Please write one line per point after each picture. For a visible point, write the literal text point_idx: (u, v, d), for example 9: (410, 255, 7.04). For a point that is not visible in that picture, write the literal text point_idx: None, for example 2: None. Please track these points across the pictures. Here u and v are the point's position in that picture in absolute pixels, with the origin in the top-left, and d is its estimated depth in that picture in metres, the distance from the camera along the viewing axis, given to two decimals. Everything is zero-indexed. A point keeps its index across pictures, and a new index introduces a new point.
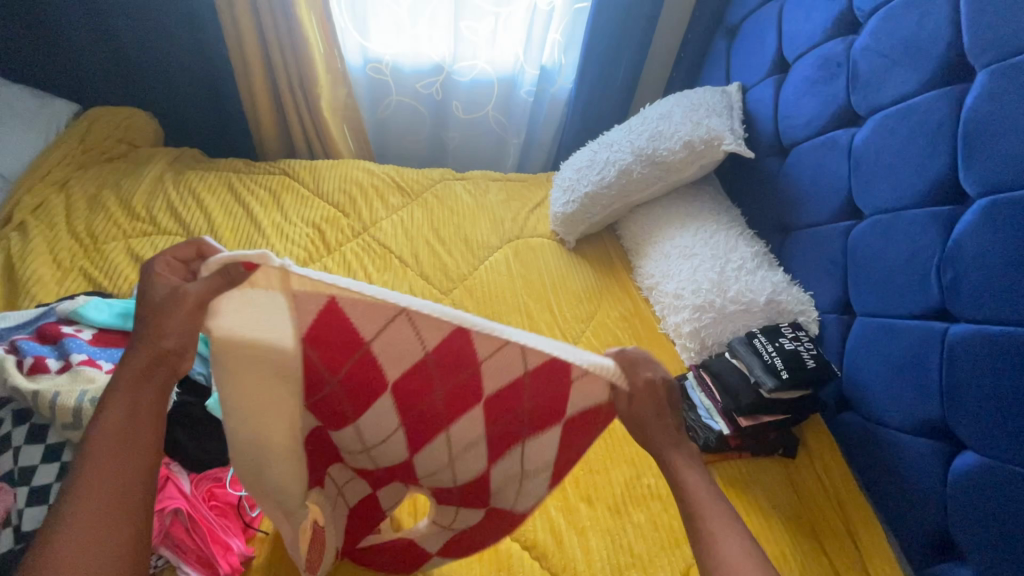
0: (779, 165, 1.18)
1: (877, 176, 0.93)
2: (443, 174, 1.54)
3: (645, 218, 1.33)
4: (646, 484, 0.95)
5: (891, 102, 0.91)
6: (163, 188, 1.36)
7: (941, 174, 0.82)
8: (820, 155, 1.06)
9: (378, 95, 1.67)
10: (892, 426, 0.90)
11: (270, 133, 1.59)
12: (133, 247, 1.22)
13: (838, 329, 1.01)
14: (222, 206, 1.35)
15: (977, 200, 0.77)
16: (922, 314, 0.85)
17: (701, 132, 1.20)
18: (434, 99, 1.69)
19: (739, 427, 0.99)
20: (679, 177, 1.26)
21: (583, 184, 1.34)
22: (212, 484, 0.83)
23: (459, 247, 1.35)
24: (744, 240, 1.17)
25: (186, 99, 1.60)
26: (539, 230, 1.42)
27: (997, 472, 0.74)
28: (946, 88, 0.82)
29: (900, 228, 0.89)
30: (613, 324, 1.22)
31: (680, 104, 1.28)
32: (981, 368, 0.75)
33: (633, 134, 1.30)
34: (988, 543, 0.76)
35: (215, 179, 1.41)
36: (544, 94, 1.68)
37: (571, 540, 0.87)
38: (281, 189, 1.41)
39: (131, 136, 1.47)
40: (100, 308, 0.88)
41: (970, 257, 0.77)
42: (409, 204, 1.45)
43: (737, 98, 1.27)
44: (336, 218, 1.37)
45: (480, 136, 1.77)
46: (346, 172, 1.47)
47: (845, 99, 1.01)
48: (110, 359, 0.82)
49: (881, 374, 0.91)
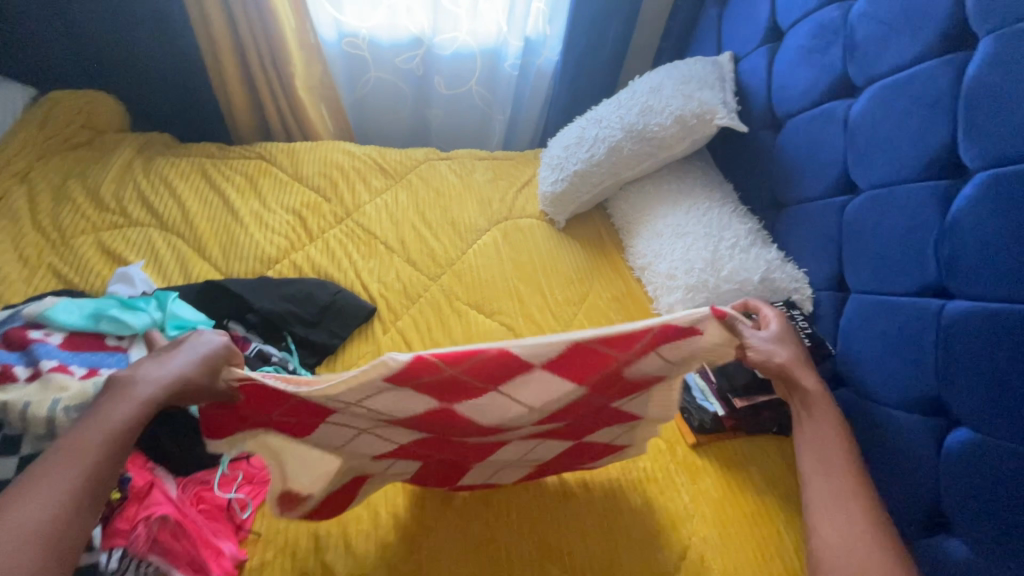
0: (772, 138, 1.15)
1: (873, 149, 0.91)
2: (427, 155, 1.49)
3: (636, 196, 1.31)
4: (642, 468, 0.96)
5: (888, 73, 0.88)
6: (132, 177, 1.30)
7: (940, 148, 0.80)
8: (814, 127, 1.03)
9: (356, 71, 1.60)
10: (887, 403, 0.89)
11: (244, 116, 1.52)
12: (103, 241, 1.17)
13: (832, 305, 1.00)
14: (196, 194, 1.30)
15: (978, 173, 0.75)
16: (917, 291, 0.83)
17: (693, 106, 1.15)
18: (416, 74, 1.63)
19: (734, 408, 0.99)
20: (670, 154, 1.22)
21: (572, 162, 1.30)
22: (200, 487, 0.81)
23: (445, 230, 1.32)
24: (737, 217, 1.15)
25: (153, 83, 1.51)
26: (527, 210, 1.39)
27: (990, 448, 0.74)
28: (947, 56, 0.79)
29: (897, 202, 0.87)
30: (605, 306, 1.22)
31: (670, 76, 1.24)
32: (976, 345, 0.74)
33: (622, 109, 1.26)
34: (982, 520, 0.75)
35: (188, 166, 1.35)
36: (530, 67, 1.61)
37: (569, 523, 0.87)
38: (258, 174, 1.36)
39: (96, 121, 1.40)
40: (70, 309, 0.83)
41: (969, 232, 0.75)
42: (393, 186, 1.40)
43: (729, 69, 1.23)
44: (317, 204, 1.32)
45: (464, 113, 1.71)
46: (326, 155, 1.42)
47: (841, 69, 0.98)
48: (83, 363, 0.78)
49: (876, 354, 0.90)
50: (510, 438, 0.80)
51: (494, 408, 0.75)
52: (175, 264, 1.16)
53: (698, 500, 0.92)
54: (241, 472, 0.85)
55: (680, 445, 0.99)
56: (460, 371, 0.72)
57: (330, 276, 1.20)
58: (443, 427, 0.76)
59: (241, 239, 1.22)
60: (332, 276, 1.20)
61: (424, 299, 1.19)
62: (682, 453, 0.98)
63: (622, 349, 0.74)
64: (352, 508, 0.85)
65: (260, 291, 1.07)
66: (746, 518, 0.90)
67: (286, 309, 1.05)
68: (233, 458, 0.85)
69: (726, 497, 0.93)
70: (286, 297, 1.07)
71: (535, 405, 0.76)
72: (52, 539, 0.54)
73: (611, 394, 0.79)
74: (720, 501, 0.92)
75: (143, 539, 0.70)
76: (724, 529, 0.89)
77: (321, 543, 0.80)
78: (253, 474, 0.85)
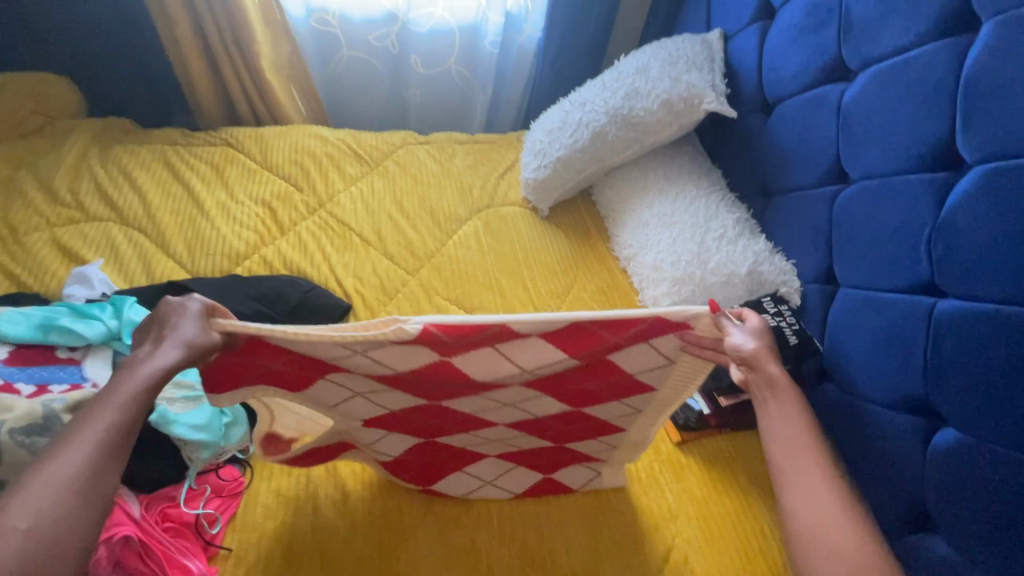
0: (762, 123, 1.10)
1: (867, 138, 0.86)
2: (404, 139, 1.42)
3: (621, 183, 1.26)
4: (627, 467, 0.94)
5: (885, 56, 0.83)
6: (89, 167, 1.22)
7: (936, 139, 0.76)
8: (807, 112, 0.99)
9: (327, 49, 1.51)
10: (875, 401, 0.87)
11: (209, 99, 1.43)
12: (59, 238, 1.10)
13: (821, 299, 0.97)
14: (158, 185, 1.23)
15: (975, 167, 0.71)
16: (909, 288, 0.81)
17: (680, 89, 1.10)
18: (391, 52, 1.54)
19: (720, 407, 0.96)
20: (656, 139, 1.17)
21: (556, 147, 1.25)
22: (165, 504, 0.77)
23: (424, 220, 1.26)
24: (726, 206, 1.12)
25: (108, 64, 1.41)
26: (509, 197, 1.34)
27: (978, 451, 0.72)
28: (947, 40, 0.74)
29: (890, 194, 0.83)
30: (589, 298, 1.18)
31: (657, 56, 1.17)
32: (968, 347, 0.72)
33: (607, 91, 1.20)
34: (966, 521, 0.74)
35: (149, 154, 1.28)
36: (511, 45, 1.53)
37: (551, 528, 0.85)
38: (224, 162, 1.29)
39: (47, 106, 1.30)
40: (16, 320, 0.78)
41: (965, 229, 0.72)
42: (369, 173, 1.34)
43: (718, 48, 1.17)
44: (288, 194, 1.26)
45: (444, 92, 1.64)
46: (296, 140, 1.34)
47: (835, 51, 0.92)
48: (31, 380, 0.73)
49: (864, 351, 0.88)
50: (496, 421, 0.82)
51: (488, 369, 0.74)
52: (137, 262, 1.10)
53: (683, 498, 0.91)
54: (209, 486, 0.80)
55: (665, 441, 0.98)
56: (467, 341, 0.70)
57: (302, 272, 1.15)
58: (435, 387, 0.75)
59: (207, 233, 1.16)
60: (305, 272, 1.14)
61: (401, 295, 1.14)
62: (667, 451, 0.96)
63: (612, 334, 0.73)
64: (328, 518, 0.82)
65: (227, 291, 1.02)
66: (730, 516, 0.89)
67: (255, 310, 1.00)
68: (201, 471, 0.81)
69: (711, 495, 0.91)
70: (256, 296, 1.02)
71: (529, 368, 0.75)
72: (58, 539, 0.49)
73: (594, 377, 0.78)
74: (704, 500, 0.90)
75: (104, 562, 0.68)
76: (708, 529, 0.88)
77: (296, 557, 0.78)
78: (222, 486, 0.81)
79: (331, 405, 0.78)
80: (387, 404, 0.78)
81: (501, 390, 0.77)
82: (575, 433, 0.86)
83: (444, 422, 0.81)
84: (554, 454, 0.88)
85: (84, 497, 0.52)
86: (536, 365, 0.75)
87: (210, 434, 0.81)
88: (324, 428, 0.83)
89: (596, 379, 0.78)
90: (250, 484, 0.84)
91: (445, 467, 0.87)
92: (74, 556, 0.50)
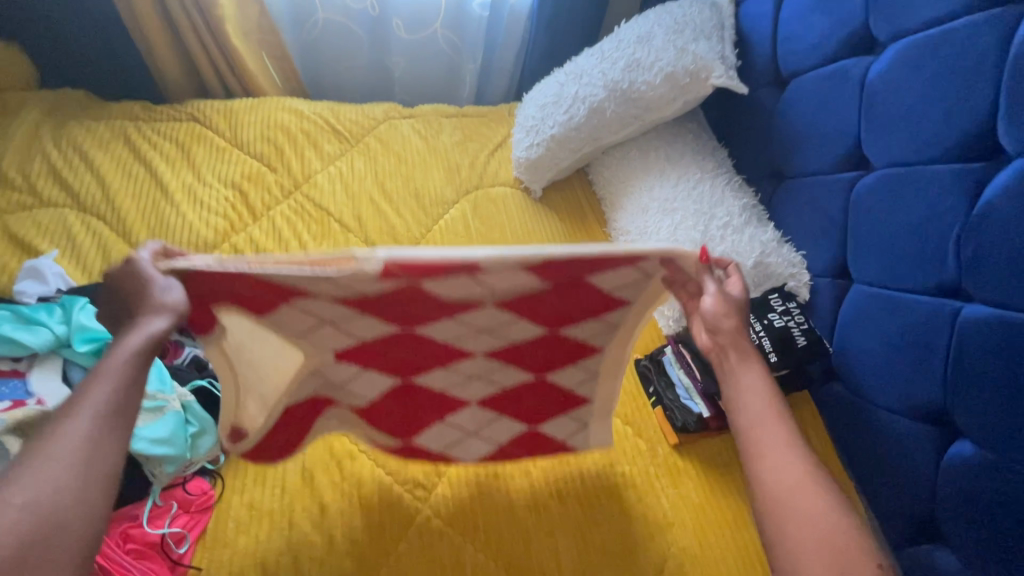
0: (775, 98, 1.01)
1: (892, 121, 0.78)
2: (387, 112, 1.31)
3: (620, 162, 1.17)
4: (622, 472, 0.90)
5: (919, 28, 0.74)
6: (40, 147, 1.12)
7: (973, 126, 0.68)
8: (825, 88, 0.89)
9: (302, 12, 1.38)
10: (885, 406, 0.82)
11: (173, 69, 1.31)
12: (9, 227, 1.01)
13: (832, 295, 0.91)
14: (118, 165, 1.13)
15: (1016, 160, 0.63)
16: (931, 290, 0.74)
17: (686, 61, 1.00)
18: (371, 16, 1.41)
19: (721, 409, 0.91)
20: (659, 116, 1.08)
21: (549, 124, 1.15)
22: (127, 524, 0.73)
23: (408, 203, 1.18)
24: (731, 190, 1.04)
25: (61, 29, 1.29)
26: (500, 177, 1.25)
27: (996, 468, 0.67)
28: (994, 12, 0.65)
29: (916, 186, 0.75)
30: None
31: (662, 22, 1.07)
32: (994, 358, 0.66)
33: (606, 62, 1.10)
34: (977, 535, 0.70)
35: (107, 131, 1.17)
36: (503, 7, 1.41)
37: (540, 539, 0.81)
38: (190, 140, 1.19)
39: None
40: None
41: (999, 230, 0.65)
42: (348, 151, 1.24)
43: (729, 14, 1.06)
44: (260, 175, 1.16)
45: (430, 60, 1.52)
46: (269, 115, 1.24)
47: (861, 21, 0.82)
48: None
49: (876, 353, 0.83)
50: (474, 351, 0.74)
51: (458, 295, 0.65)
52: (96, 252, 1.02)
53: (679, 505, 0.87)
54: (175, 502, 0.76)
55: (661, 443, 0.93)
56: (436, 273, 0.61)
57: None
58: (409, 315, 0.67)
59: (172, 220, 1.07)
60: None
61: None
62: (663, 454, 0.92)
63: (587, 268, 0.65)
64: (303, 532, 0.78)
65: None
66: (728, 524, 0.85)
67: None
68: (166, 486, 0.77)
69: (708, 500, 0.87)
70: None
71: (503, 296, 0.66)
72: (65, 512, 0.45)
73: (569, 301, 0.70)
74: (700, 508, 0.86)
75: None
76: (705, 537, 0.84)
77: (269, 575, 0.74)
78: (190, 501, 0.77)
79: (296, 335, 0.68)
80: (359, 333, 0.69)
81: (474, 316, 0.69)
82: (558, 360, 0.78)
83: (421, 358, 0.74)
84: (538, 390, 0.81)
85: (94, 464, 0.47)
86: (514, 290, 0.66)
87: (175, 447, 0.76)
88: (291, 376, 0.71)
89: (571, 311, 0.72)
90: (220, 497, 0.79)
91: (427, 412, 0.81)
92: (85, 529, 0.45)
